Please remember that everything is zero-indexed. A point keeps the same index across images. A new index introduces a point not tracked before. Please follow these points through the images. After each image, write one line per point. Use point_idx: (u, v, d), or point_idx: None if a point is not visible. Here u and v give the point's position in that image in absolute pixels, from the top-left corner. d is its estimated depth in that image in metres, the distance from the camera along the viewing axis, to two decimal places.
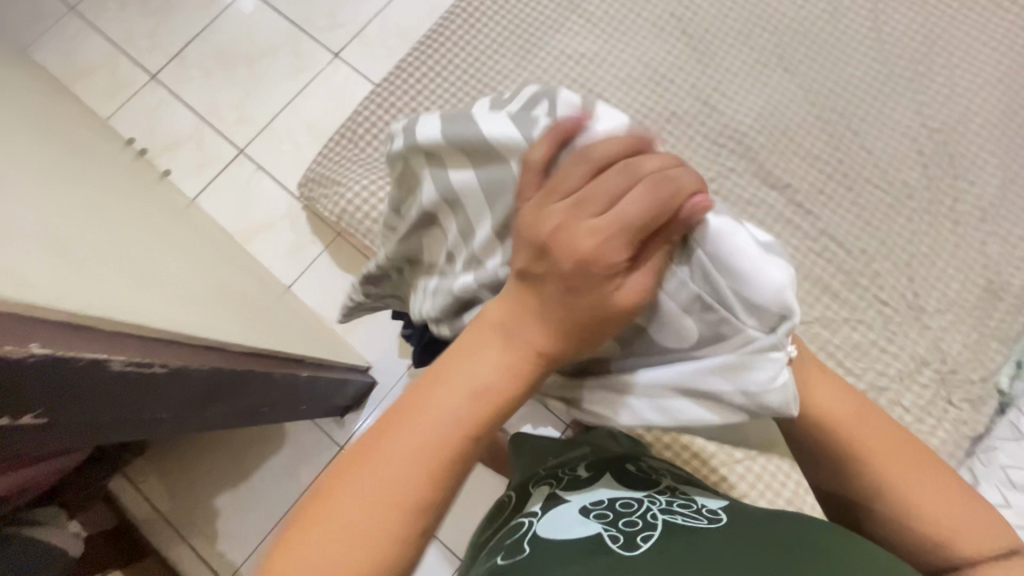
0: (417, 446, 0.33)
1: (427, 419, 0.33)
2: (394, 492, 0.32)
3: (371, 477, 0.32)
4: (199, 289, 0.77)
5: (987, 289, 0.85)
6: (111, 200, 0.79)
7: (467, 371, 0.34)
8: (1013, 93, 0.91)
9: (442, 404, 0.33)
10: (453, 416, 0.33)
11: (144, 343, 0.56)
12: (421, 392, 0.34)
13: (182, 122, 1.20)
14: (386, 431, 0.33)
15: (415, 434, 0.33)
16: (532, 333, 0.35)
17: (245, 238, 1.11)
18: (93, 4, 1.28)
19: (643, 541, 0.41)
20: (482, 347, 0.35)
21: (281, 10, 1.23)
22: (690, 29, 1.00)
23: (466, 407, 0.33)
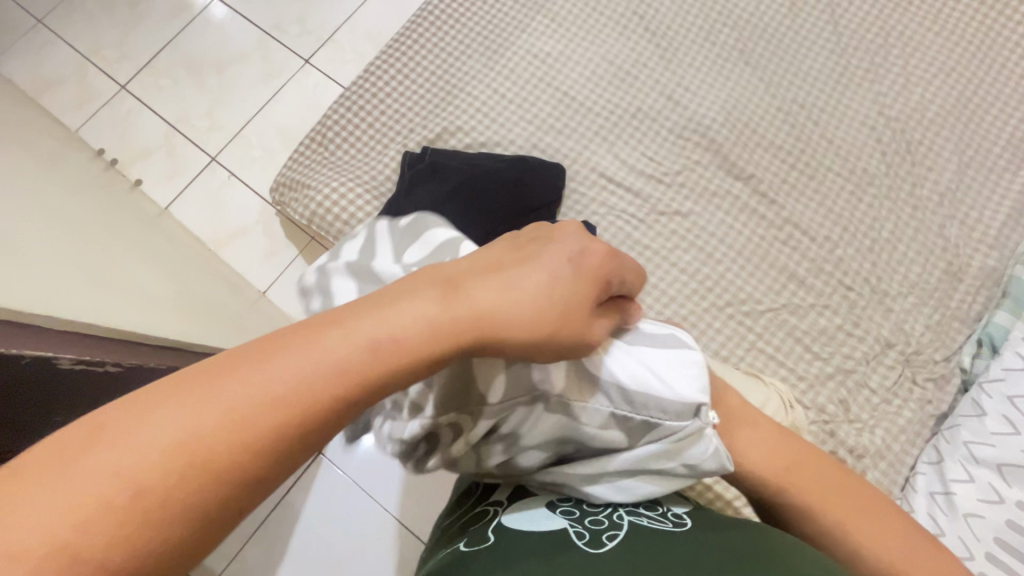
0: (283, 388, 0.25)
1: (319, 349, 0.27)
2: (219, 440, 0.24)
3: (199, 406, 0.24)
4: (164, 291, 0.76)
5: (948, 270, 0.87)
6: (75, 204, 0.79)
7: (376, 321, 0.28)
8: (965, 79, 0.94)
9: (329, 352, 0.27)
10: (335, 368, 0.26)
11: (96, 342, 0.56)
12: (312, 330, 0.27)
13: (153, 131, 1.19)
14: (251, 363, 0.26)
15: (284, 378, 0.25)
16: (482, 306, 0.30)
17: (219, 244, 1.11)
18: (60, 16, 1.28)
19: (608, 539, 0.40)
20: (404, 297, 0.29)
21: (250, 17, 1.24)
22: (652, 25, 1.02)
23: (353, 361, 0.27)
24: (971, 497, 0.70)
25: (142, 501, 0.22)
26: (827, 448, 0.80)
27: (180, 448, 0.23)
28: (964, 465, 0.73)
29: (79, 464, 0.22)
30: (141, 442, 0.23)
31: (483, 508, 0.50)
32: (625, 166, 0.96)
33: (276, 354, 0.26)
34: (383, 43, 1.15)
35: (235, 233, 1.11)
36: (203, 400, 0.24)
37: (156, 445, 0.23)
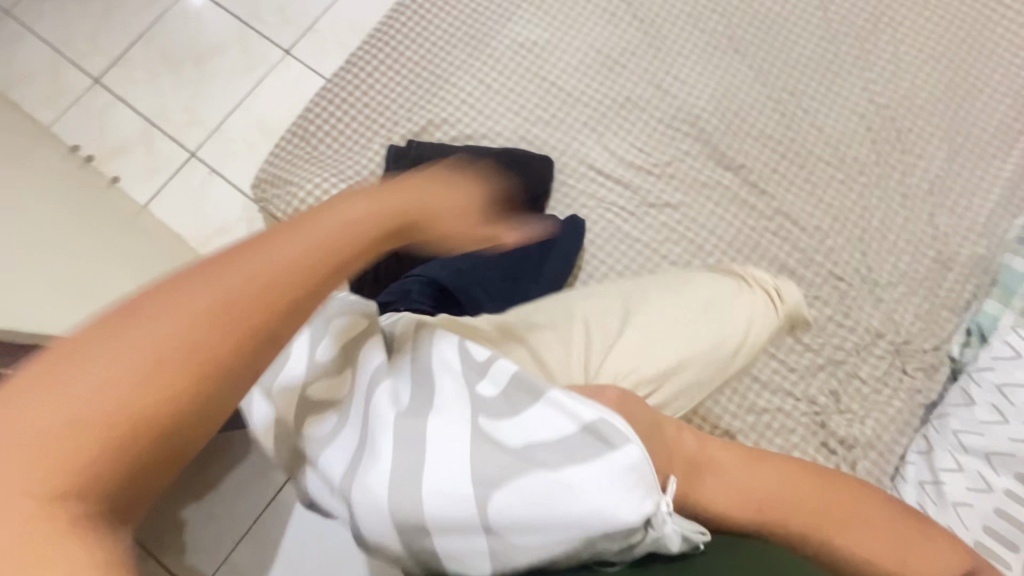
0: (179, 336, 0.26)
1: (198, 295, 0.27)
2: (151, 377, 0.26)
3: (118, 353, 0.26)
4: (138, 292, 0.74)
5: (937, 259, 0.86)
6: (46, 204, 0.76)
7: (262, 259, 0.29)
8: (955, 66, 0.93)
9: (227, 286, 0.28)
10: (236, 301, 0.28)
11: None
12: (215, 268, 0.29)
13: (130, 126, 1.16)
14: (165, 306, 0.27)
15: (196, 315, 0.27)
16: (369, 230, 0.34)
17: (200, 242, 1.08)
18: (28, 7, 1.23)
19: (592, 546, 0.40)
20: (285, 233, 0.31)
21: (227, 7, 1.20)
22: (641, 13, 1.00)
23: (255, 293, 0.28)
24: (961, 486, 0.70)
25: (82, 446, 0.24)
26: (817, 439, 0.80)
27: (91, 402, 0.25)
28: (954, 454, 0.73)
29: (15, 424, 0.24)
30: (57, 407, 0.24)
31: None
32: (614, 157, 0.94)
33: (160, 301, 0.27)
34: (366, 33, 1.12)
35: (216, 230, 1.09)
36: (97, 357, 0.25)
37: (85, 394, 0.25)
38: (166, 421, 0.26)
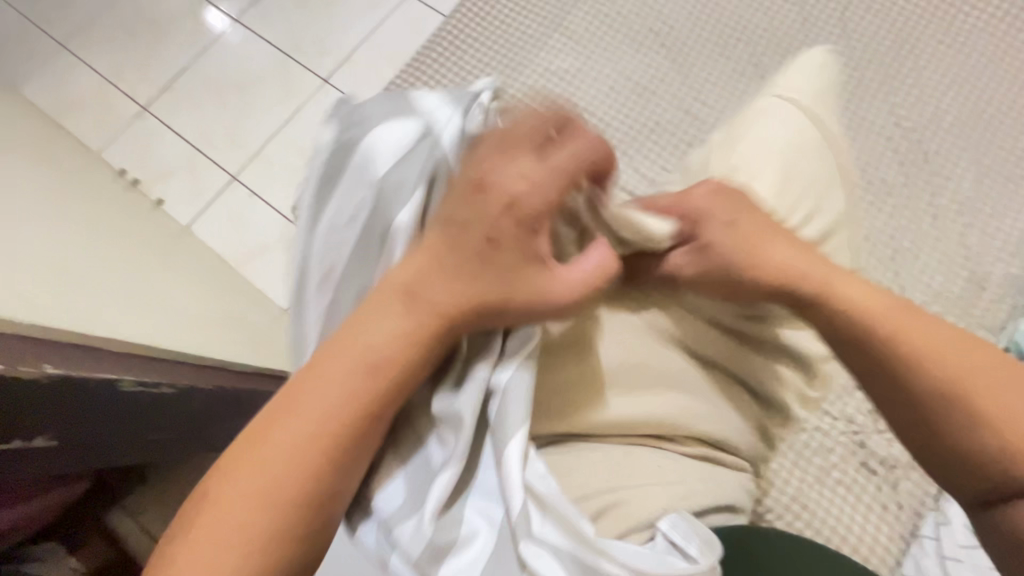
0: (322, 418, 0.39)
1: (325, 380, 0.40)
2: (265, 481, 0.38)
3: (255, 458, 0.38)
4: (188, 307, 0.76)
5: (970, 280, 0.87)
6: (110, 232, 0.80)
7: (364, 347, 0.40)
8: (979, 91, 0.95)
9: (335, 376, 0.40)
10: (345, 390, 0.40)
11: (155, 363, 0.56)
12: (328, 358, 0.40)
13: (175, 151, 1.21)
14: (284, 403, 0.40)
15: (308, 410, 0.39)
16: (440, 291, 0.42)
17: (240, 262, 1.12)
18: (81, 39, 1.30)
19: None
20: (386, 312, 0.41)
21: (269, 40, 1.26)
22: (668, 42, 1.03)
23: (358, 385, 0.40)
24: None
25: (215, 559, 0.36)
26: (857, 460, 0.80)
27: (255, 502, 0.37)
28: None
29: (186, 539, 0.37)
30: (229, 511, 0.37)
31: None
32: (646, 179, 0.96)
33: (301, 394, 0.40)
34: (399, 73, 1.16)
35: (255, 251, 1.12)
36: (263, 462, 0.38)
37: (225, 510, 0.37)
38: (273, 533, 0.37)
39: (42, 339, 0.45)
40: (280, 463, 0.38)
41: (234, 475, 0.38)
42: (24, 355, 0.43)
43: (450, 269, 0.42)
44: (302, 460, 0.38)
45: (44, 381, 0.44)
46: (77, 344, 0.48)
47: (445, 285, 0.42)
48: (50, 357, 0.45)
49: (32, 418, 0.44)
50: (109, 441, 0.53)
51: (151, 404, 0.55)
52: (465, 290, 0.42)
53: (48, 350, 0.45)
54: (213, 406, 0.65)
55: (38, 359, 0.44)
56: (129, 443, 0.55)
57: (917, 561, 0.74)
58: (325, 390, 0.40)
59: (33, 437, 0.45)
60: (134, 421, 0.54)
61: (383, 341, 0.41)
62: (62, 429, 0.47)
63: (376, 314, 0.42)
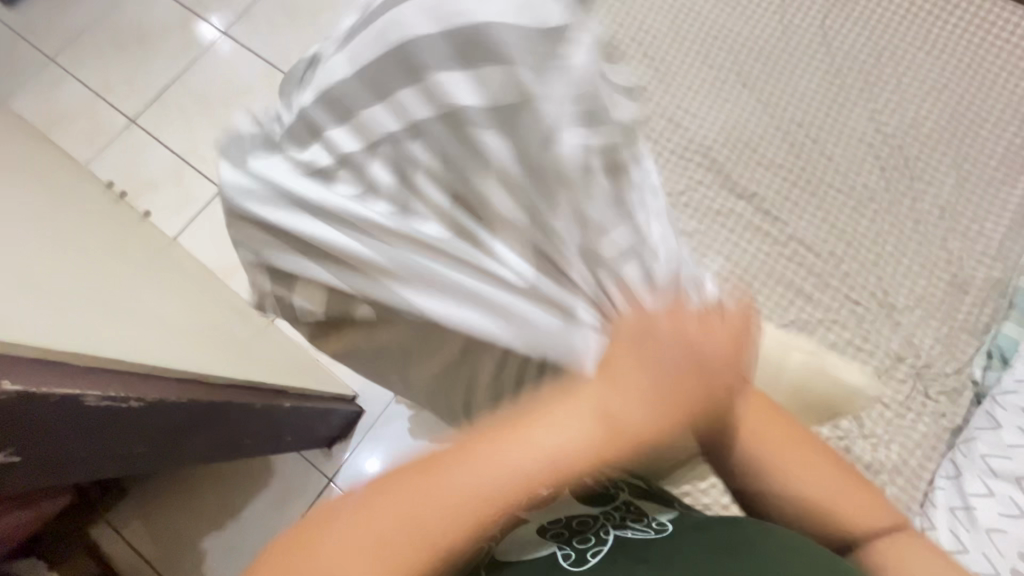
0: (536, 466, 0.37)
1: (508, 454, 0.38)
2: (410, 534, 0.36)
3: (414, 502, 0.36)
4: (172, 320, 0.76)
5: (952, 284, 0.88)
6: (93, 243, 0.79)
7: (551, 435, 0.38)
8: (958, 96, 0.96)
9: (514, 459, 0.37)
10: (521, 470, 0.37)
11: (129, 376, 0.55)
12: (505, 437, 0.38)
13: (162, 162, 1.21)
14: (457, 458, 0.38)
15: (478, 479, 0.37)
16: (620, 399, 0.39)
17: (228, 273, 1.12)
18: (70, 53, 1.31)
19: (591, 556, 0.37)
20: (574, 412, 0.39)
21: (256, 52, 1.27)
22: (650, 50, 1.04)
23: (533, 469, 0.37)
24: (994, 513, 0.71)
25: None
26: None
27: (444, 518, 0.36)
28: (984, 479, 0.73)
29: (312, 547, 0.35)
30: (409, 513, 0.36)
31: None
32: None
33: (457, 466, 0.37)
34: None
35: None
36: (473, 487, 0.37)
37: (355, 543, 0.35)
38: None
39: (10, 353, 0.44)
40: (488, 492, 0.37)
41: (432, 481, 0.37)
42: None
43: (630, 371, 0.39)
44: (433, 523, 0.36)
45: (4, 396, 0.42)
46: (45, 358, 0.47)
47: (643, 408, 0.38)
48: (13, 370, 0.44)
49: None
50: (76, 454, 0.52)
51: (119, 418, 0.55)
52: (639, 417, 0.38)
53: (15, 364, 0.44)
54: (185, 419, 0.64)
55: (6, 375, 0.43)
56: (96, 456, 0.55)
57: None
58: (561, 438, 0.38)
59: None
60: (101, 434, 0.54)
61: (568, 434, 0.38)
62: (25, 441, 0.46)
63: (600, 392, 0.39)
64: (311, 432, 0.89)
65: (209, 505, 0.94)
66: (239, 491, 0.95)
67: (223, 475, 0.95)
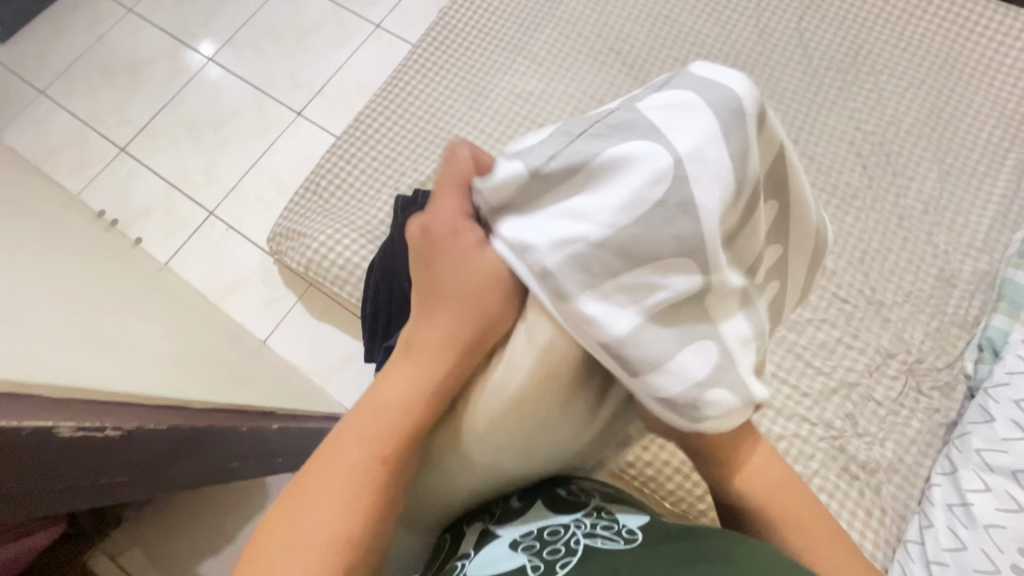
0: (408, 395, 0.35)
1: (386, 394, 0.35)
2: (346, 502, 0.33)
3: (320, 481, 0.33)
4: (157, 345, 0.74)
5: (940, 278, 0.88)
6: (67, 267, 0.76)
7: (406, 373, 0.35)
8: (935, 93, 0.96)
9: (386, 394, 0.35)
10: (397, 403, 0.35)
11: (115, 403, 0.50)
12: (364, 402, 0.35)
13: (153, 189, 1.23)
14: (339, 439, 0.35)
15: (372, 425, 0.34)
16: (447, 326, 0.35)
17: (219, 296, 1.13)
18: (60, 85, 1.33)
19: (561, 569, 0.37)
20: (425, 344, 0.36)
21: (244, 76, 1.28)
22: (628, 59, 1.04)
23: (414, 392, 0.35)
24: (991, 507, 0.69)
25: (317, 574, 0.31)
26: (838, 465, 0.80)
27: (348, 484, 0.33)
28: (979, 474, 0.72)
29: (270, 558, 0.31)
30: (330, 484, 0.33)
31: (451, 562, 0.43)
32: None
33: (337, 445, 0.34)
34: (350, 160, 1.05)
35: (234, 283, 1.13)
36: (340, 446, 0.35)
37: (307, 541, 0.32)
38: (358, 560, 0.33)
39: None
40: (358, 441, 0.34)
41: (332, 451, 0.34)
42: None
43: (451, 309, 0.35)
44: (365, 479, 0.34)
45: None
46: (20, 387, 0.41)
47: (454, 330, 0.35)
48: None
49: None
50: (59, 491, 0.46)
51: (106, 450, 0.49)
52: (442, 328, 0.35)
53: (23, 402, 0.41)
54: (176, 447, 0.58)
55: (19, 415, 0.40)
56: (80, 491, 0.49)
57: (903, 567, 0.73)
58: (391, 386, 0.35)
59: None
60: (87, 468, 0.48)
61: (421, 364, 0.35)
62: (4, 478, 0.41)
63: (423, 332, 0.36)
64: (303, 452, 0.87)
65: (207, 527, 0.95)
66: (237, 515, 0.95)
67: (221, 497, 0.96)
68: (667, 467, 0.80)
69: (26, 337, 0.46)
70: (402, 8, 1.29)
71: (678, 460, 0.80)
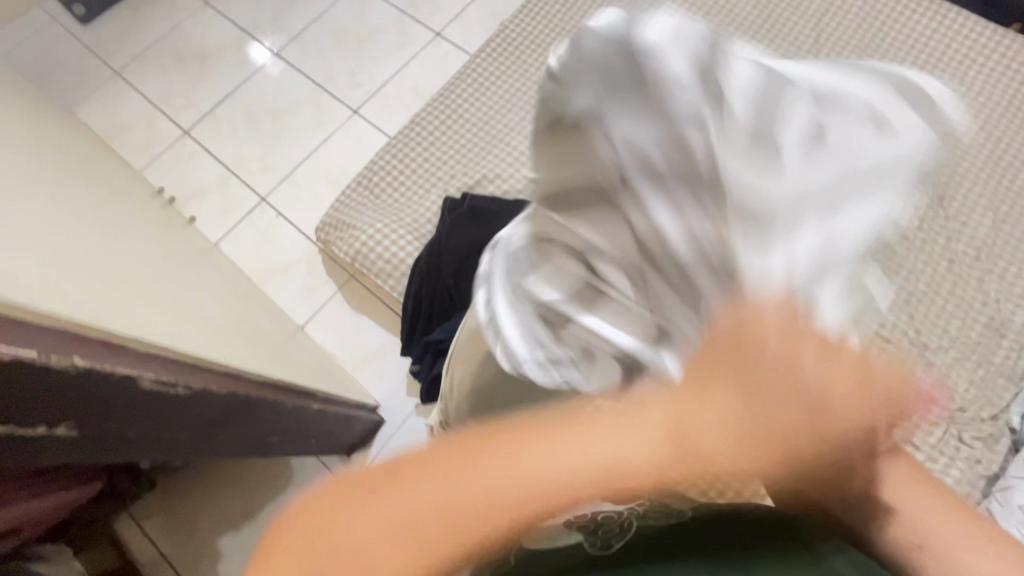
0: (569, 481, 0.26)
1: (551, 456, 0.26)
2: (414, 541, 0.25)
3: (419, 502, 0.25)
4: (212, 315, 0.77)
5: (989, 326, 0.86)
6: (132, 235, 0.80)
7: (594, 451, 0.27)
8: (994, 140, 0.95)
9: (547, 462, 0.26)
10: (567, 474, 0.26)
11: (179, 363, 0.52)
12: (509, 442, 0.26)
13: (210, 171, 1.28)
14: (463, 464, 0.26)
15: (509, 483, 0.25)
16: (661, 442, 0.27)
17: (263, 279, 1.16)
18: (134, 68, 1.40)
19: (616, 540, 0.39)
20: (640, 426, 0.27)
21: (306, 72, 1.34)
22: None
23: (585, 477, 0.26)
24: None
25: None
26: None
27: (429, 528, 0.25)
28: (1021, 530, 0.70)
29: (344, 529, 0.25)
30: (412, 510, 0.25)
31: None
32: None
33: (469, 470, 0.26)
34: (404, 157, 1.08)
35: (278, 268, 1.17)
36: (430, 476, 0.26)
37: (374, 539, 0.25)
38: None
39: (77, 332, 0.40)
40: (431, 505, 0.25)
41: (459, 477, 0.26)
42: (58, 343, 0.39)
43: (695, 423, 0.28)
44: (457, 528, 0.25)
45: (71, 373, 0.39)
46: (108, 338, 0.44)
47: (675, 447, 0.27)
48: (80, 347, 0.41)
49: (62, 405, 0.40)
50: (122, 438, 0.48)
51: (167, 406, 0.50)
52: (666, 454, 0.27)
53: (111, 351, 0.44)
54: (224, 411, 0.59)
55: (105, 360, 0.43)
56: (138, 442, 0.50)
57: None
58: (612, 435, 0.27)
59: (56, 425, 0.40)
60: (150, 419, 0.49)
61: (617, 450, 0.27)
62: (85, 417, 0.42)
63: (647, 429, 0.27)
64: (333, 437, 0.88)
65: (230, 502, 0.96)
66: (260, 493, 0.97)
67: (245, 476, 0.98)
68: None
69: (105, 294, 0.48)
70: (462, 19, 1.33)
71: None
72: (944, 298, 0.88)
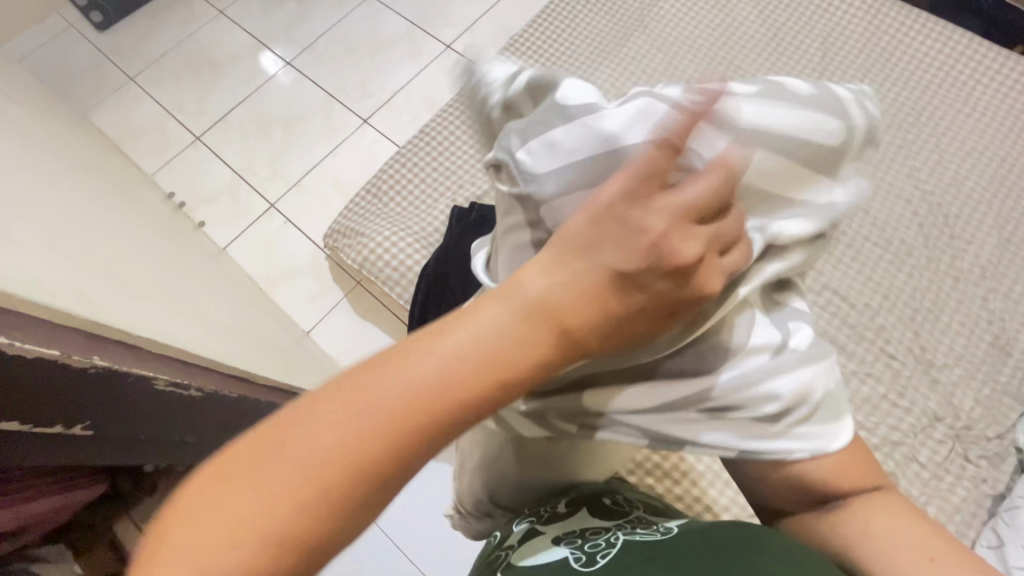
0: (400, 410, 0.28)
1: (365, 403, 0.28)
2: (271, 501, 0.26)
3: (243, 487, 0.27)
4: (222, 319, 0.78)
5: (994, 345, 0.86)
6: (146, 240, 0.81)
7: (399, 382, 0.28)
8: (998, 159, 0.96)
9: (370, 402, 0.28)
10: (380, 414, 0.28)
11: (193, 366, 0.52)
12: (316, 410, 0.28)
13: (220, 177, 1.30)
14: (284, 432, 0.28)
15: (340, 427, 0.27)
16: (494, 342, 0.29)
17: (270, 285, 1.17)
18: (149, 74, 1.43)
19: (600, 557, 0.41)
20: (432, 356, 0.29)
21: (318, 82, 1.36)
22: None
23: (410, 406, 0.28)
24: None
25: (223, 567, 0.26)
26: None
27: (271, 487, 0.27)
28: None
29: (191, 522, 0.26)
30: (259, 481, 0.27)
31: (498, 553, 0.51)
32: None
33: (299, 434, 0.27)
34: (412, 167, 1.09)
35: (285, 274, 1.18)
36: (262, 482, 0.27)
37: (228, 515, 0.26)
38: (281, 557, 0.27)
39: (100, 334, 0.41)
40: (269, 483, 0.27)
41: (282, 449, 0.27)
42: (81, 344, 0.40)
43: (513, 317, 0.29)
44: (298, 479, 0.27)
45: (92, 373, 0.40)
46: (128, 339, 0.44)
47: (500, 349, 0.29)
48: (101, 348, 0.42)
49: (80, 405, 0.40)
50: (135, 438, 0.48)
51: (179, 408, 0.51)
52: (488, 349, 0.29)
53: (128, 353, 0.44)
54: (234, 414, 0.60)
55: (122, 361, 0.43)
56: (148, 443, 0.51)
57: None
58: (411, 377, 0.28)
59: (73, 425, 0.41)
60: (163, 420, 0.50)
61: (423, 383, 0.28)
62: (101, 417, 0.43)
63: (448, 334, 0.29)
64: None
65: None
66: None
67: None
68: (699, 503, 0.79)
69: (124, 297, 0.50)
70: (472, 32, 1.35)
71: (706, 497, 0.79)
72: (949, 315, 0.88)
